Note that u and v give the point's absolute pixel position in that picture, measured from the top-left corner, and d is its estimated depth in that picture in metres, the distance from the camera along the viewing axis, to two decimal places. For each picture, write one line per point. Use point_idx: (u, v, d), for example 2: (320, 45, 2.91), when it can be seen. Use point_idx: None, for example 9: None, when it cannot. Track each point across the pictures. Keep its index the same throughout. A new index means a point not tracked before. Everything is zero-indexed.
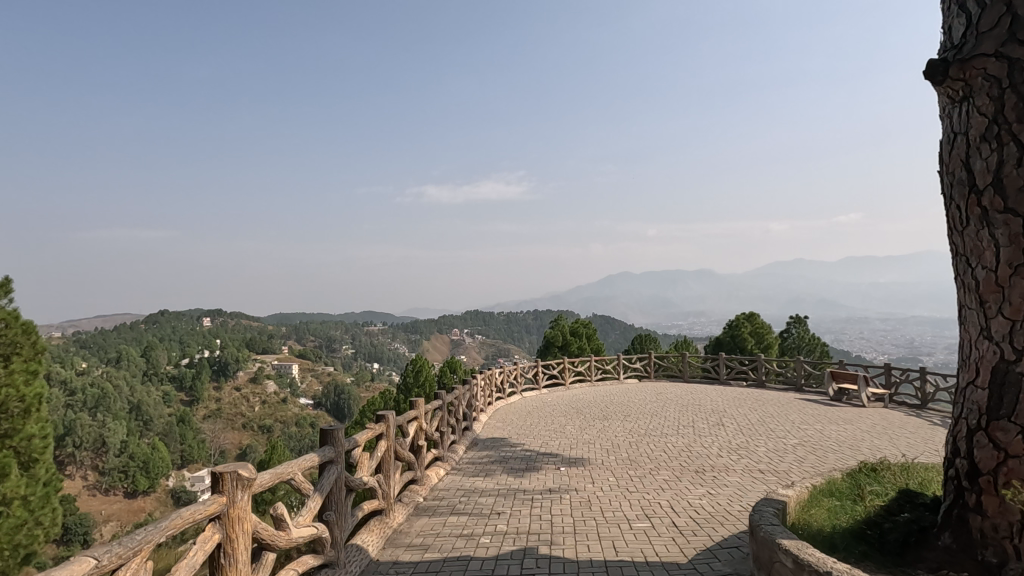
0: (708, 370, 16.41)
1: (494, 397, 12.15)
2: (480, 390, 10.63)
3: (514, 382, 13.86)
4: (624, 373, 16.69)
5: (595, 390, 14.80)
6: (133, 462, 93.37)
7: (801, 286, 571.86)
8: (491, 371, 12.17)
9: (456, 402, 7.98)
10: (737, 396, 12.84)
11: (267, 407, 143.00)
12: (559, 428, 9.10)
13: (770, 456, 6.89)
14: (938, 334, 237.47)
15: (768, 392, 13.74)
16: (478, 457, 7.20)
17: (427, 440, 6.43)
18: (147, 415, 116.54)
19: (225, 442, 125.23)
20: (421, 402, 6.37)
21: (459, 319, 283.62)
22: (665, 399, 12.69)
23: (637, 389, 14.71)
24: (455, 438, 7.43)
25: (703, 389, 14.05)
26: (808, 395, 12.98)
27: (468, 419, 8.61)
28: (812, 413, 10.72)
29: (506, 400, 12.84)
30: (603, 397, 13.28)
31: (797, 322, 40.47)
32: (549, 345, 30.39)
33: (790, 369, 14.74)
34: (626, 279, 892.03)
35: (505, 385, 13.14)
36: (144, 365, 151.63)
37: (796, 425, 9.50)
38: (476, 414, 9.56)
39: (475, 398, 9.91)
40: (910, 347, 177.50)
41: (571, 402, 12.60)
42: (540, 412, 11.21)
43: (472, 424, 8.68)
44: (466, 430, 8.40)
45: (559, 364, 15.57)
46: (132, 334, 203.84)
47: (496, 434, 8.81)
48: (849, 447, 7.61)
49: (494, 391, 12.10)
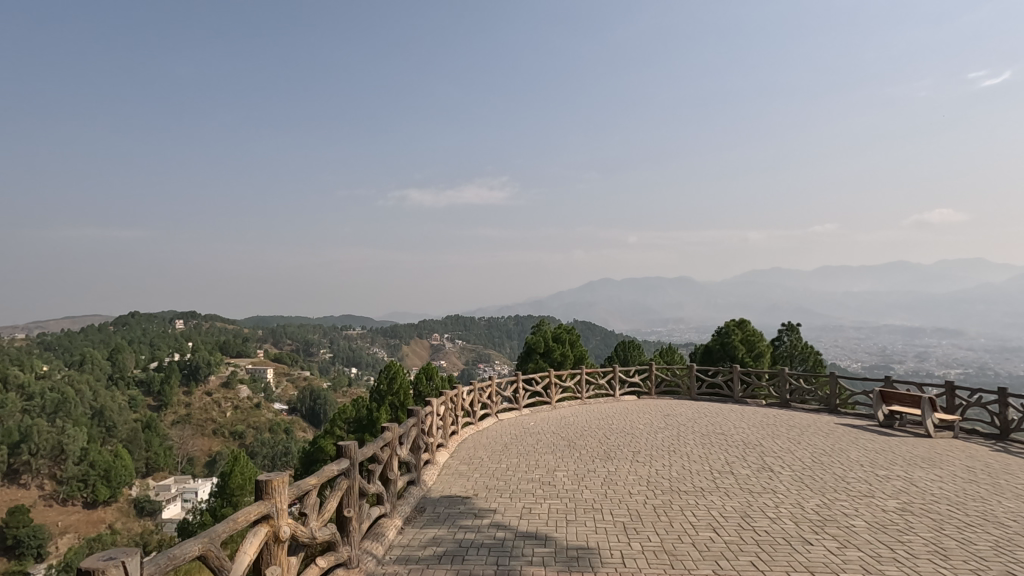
0: (718, 386, 13.91)
1: (460, 425, 9.53)
2: (439, 419, 8.08)
3: (489, 402, 11.25)
4: (619, 390, 14.06)
5: (589, 410, 12.16)
6: (93, 470, 87.52)
7: (778, 295, 580.24)
8: (456, 393, 9.56)
9: (382, 457, 5.42)
10: (762, 421, 10.37)
11: (239, 412, 137.65)
12: (539, 475, 6.53)
13: (903, 550, 4.17)
14: (910, 341, 241.62)
15: (796, 414, 11.22)
16: (409, 549, 4.64)
17: (306, 538, 4.03)
18: (110, 421, 110.43)
19: (193, 450, 119.51)
20: (285, 484, 3.92)
21: (440, 325, 279.97)
22: (685, 425, 10.15)
23: (642, 407, 12.24)
24: (377, 516, 4.94)
25: (724, 411, 11.48)
26: (849, 419, 10.51)
27: (412, 471, 6.10)
28: (878, 448, 8.15)
29: (477, 426, 10.26)
30: (598, 421, 10.68)
31: (790, 329, 38.47)
32: (529, 351, 27.64)
33: (822, 386, 12.26)
34: (607, 287, 896.16)
35: (476, 407, 10.52)
36: (110, 368, 145.20)
37: (866, 468, 6.97)
38: (429, 455, 7.07)
39: (430, 434, 7.40)
40: (883, 355, 180.39)
41: (556, 429, 9.98)
42: (518, 444, 8.64)
43: (415, 479, 6.14)
44: (407, 488, 5.87)
45: (545, 378, 12.91)
46: (100, 335, 196.42)
47: (453, 490, 6.25)
48: (979, 516, 5.05)
49: (459, 417, 9.48)
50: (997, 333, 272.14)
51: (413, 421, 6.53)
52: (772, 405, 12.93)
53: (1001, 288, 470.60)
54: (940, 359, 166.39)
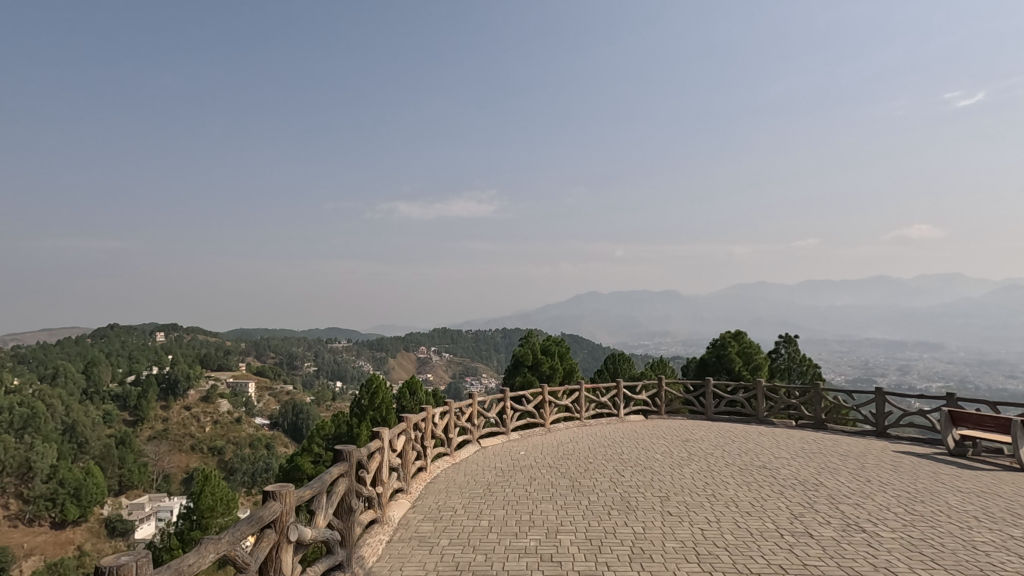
0: (741, 404, 11.93)
1: (430, 460, 7.38)
2: (394, 455, 5.98)
3: (469, 425, 9.16)
4: (624, 410, 11.97)
5: (594, 434, 10.11)
6: (62, 489, 82.72)
7: (763, 309, 584.33)
8: (424, 418, 7.42)
9: (246, 538, 3.29)
10: (809, 450, 8.38)
11: (219, 427, 132.77)
12: (532, 547, 4.41)
13: None
14: (892, 355, 244.00)
15: (841, 439, 9.28)
16: None
17: None
18: (82, 436, 105.70)
19: (169, 466, 114.69)
20: None
21: (426, 337, 276.26)
22: (720, 454, 8.14)
23: (657, 431, 10.29)
24: None
25: (754, 436, 9.54)
26: (903, 447, 8.64)
27: (329, 551, 4.01)
28: (978, 489, 6.22)
29: (454, 458, 8.15)
30: (601, 450, 8.64)
31: (788, 341, 36.70)
32: (517, 364, 25.56)
33: (868, 407, 10.33)
34: (594, 301, 897.25)
35: (453, 434, 8.42)
36: (85, 382, 140.03)
37: (994, 525, 4.97)
38: (370, 512, 4.97)
39: (375, 479, 5.32)
40: (866, 368, 181.10)
41: (549, 462, 7.85)
42: (501, 487, 6.50)
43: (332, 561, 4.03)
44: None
45: (537, 396, 10.86)
46: (76, 348, 190.41)
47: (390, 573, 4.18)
48: None
49: (427, 449, 7.34)
50: (976, 347, 275.63)
51: (337, 469, 4.43)
52: (805, 427, 10.98)
53: (978, 302, 479.35)
54: (922, 372, 166.92)
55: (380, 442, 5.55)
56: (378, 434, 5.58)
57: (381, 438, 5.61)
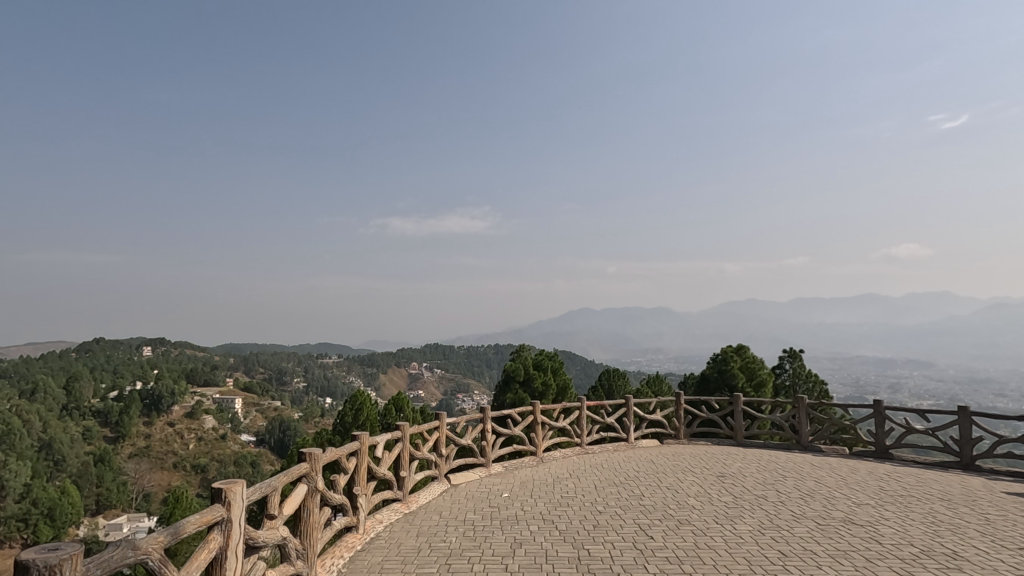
0: (780, 429, 9.70)
1: (350, 518, 5.30)
2: (235, 533, 3.95)
3: (432, 453, 6.99)
4: (635, 432, 9.61)
5: (598, 465, 7.91)
6: (35, 510, 78.40)
7: (754, 326, 584.97)
8: (336, 460, 5.24)
9: None
10: (902, 495, 6.12)
11: (203, 444, 128.00)
12: None
13: None
14: (881, 372, 244.43)
15: (927, 474, 7.17)
16: None
17: None
18: (59, 454, 101.62)
19: (150, 485, 110.04)
20: None
21: (418, 353, 272.02)
22: (789, 501, 5.88)
23: (684, 463, 7.97)
24: None
25: (808, 470, 7.40)
26: (1015, 488, 6.45)
27: None
28: None
29: (399, 508, 5.97)
30: (600, 491, 6.41)
31: (792, 357, 34.29)
32: (507, 380, 23.29)
33: (952, 431, 8.61)
34: (586, 317, 895.69)
35: (404, 471, 6.27)
36: (65, 399, 135.43)
37: None
38: None
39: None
40: (857, 385, 179.63)
41: (526, 512, 5.61)
42: (442, 563, 4.29)
43: None
44: None
45: (528, 414, 8.62)
46: (59, 362, 185.40)
47: None
48: None
49: (347, 493, 5.24)
50: (965, 365, 275.85)
51: None
52: (865, 455, 8.77)
53: (967, 320, 481.72)
54: (912, 390, 165.80)
55: (199, 519, 3.64)
56: (216, 504, 3.75)
57: (223, 512, 3.84)
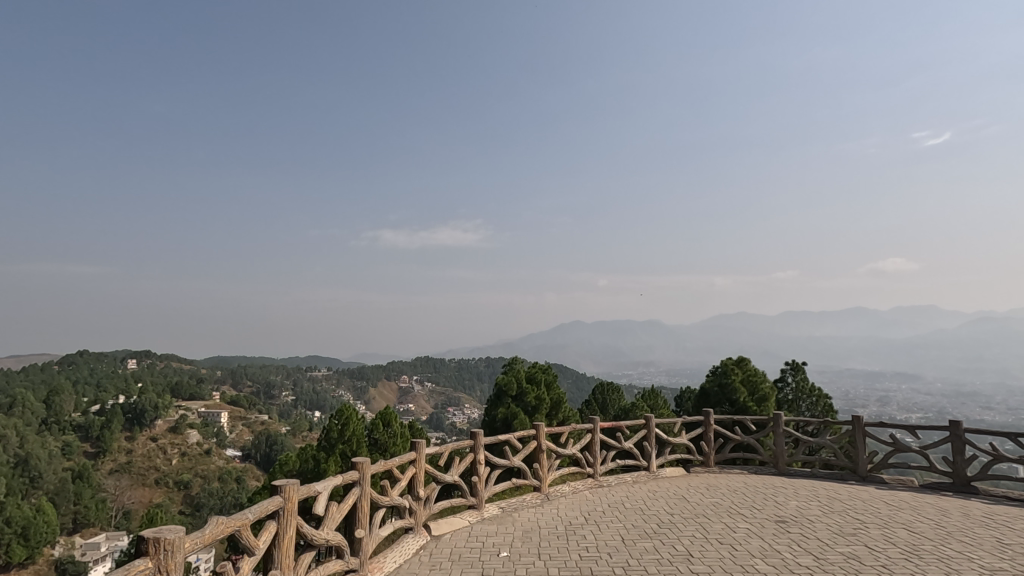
0: (834, 455, 8.37)
1: None
2: None
3: (395, 499, 5.38)
4: (657, 459, 8.03)
5: (615, 505, 6.29)
6: (7, 528, 74.51)
7: (744, 339, 586.55)
8: (227, 526, 3.83)
9: None
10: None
11: (187, 460, 124.09)
12: None
13: None
14: (870, 385, 244.58)
15: None
16: None
17: None
18: (36, 470, 97.88)
19: (130, 502, 106.08)
20: None
21: (408, 366, 268.08)
22: (893, 565, 4.29)
23: (726, 502, 6.34)
24: None
25: (885, 513, 5.84)
26: None
27: None
28: None
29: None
30: (614, 550, 4.82)
31: (794, 369, 32.56)
32: (500, 395, 21.56)
33: None
34: (577, 330, 895.25)
35: (350, 530, 4.79)
36: (44, 413, 131.12)
37: None
38: None
39: None
40: (845, 399, 178.99)
41: None
42: None
43: None
44: None
45: (532, 438, 7.03)
46: (41, 375, 180.54)
47: None
48: None
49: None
50: (952, 378, 277.44)
51: None
52: (943, 488, 7.79)
53: (953, 334, 486.66)
54: (901, 403, 165.87)
55: None
56: None
57: None
